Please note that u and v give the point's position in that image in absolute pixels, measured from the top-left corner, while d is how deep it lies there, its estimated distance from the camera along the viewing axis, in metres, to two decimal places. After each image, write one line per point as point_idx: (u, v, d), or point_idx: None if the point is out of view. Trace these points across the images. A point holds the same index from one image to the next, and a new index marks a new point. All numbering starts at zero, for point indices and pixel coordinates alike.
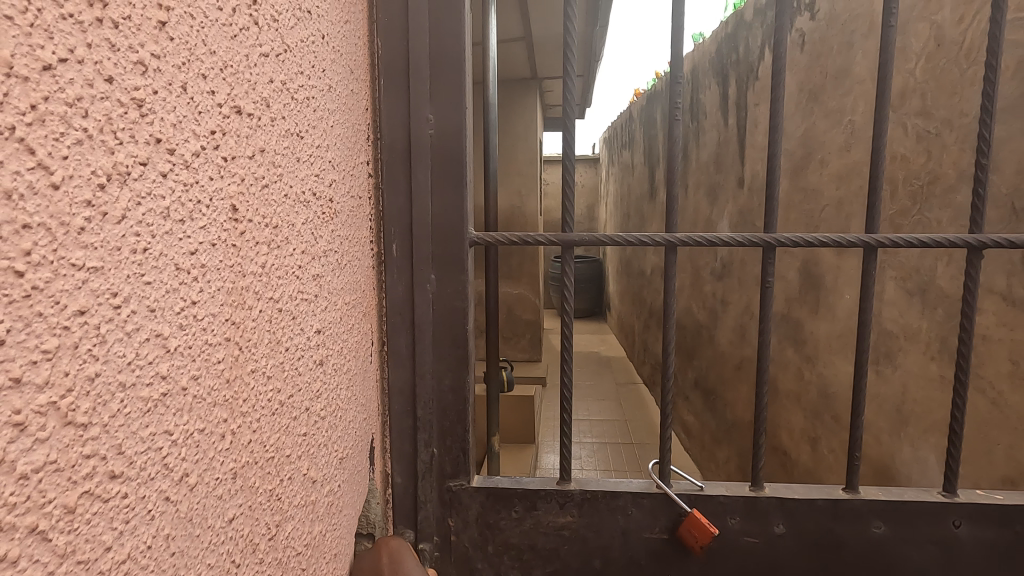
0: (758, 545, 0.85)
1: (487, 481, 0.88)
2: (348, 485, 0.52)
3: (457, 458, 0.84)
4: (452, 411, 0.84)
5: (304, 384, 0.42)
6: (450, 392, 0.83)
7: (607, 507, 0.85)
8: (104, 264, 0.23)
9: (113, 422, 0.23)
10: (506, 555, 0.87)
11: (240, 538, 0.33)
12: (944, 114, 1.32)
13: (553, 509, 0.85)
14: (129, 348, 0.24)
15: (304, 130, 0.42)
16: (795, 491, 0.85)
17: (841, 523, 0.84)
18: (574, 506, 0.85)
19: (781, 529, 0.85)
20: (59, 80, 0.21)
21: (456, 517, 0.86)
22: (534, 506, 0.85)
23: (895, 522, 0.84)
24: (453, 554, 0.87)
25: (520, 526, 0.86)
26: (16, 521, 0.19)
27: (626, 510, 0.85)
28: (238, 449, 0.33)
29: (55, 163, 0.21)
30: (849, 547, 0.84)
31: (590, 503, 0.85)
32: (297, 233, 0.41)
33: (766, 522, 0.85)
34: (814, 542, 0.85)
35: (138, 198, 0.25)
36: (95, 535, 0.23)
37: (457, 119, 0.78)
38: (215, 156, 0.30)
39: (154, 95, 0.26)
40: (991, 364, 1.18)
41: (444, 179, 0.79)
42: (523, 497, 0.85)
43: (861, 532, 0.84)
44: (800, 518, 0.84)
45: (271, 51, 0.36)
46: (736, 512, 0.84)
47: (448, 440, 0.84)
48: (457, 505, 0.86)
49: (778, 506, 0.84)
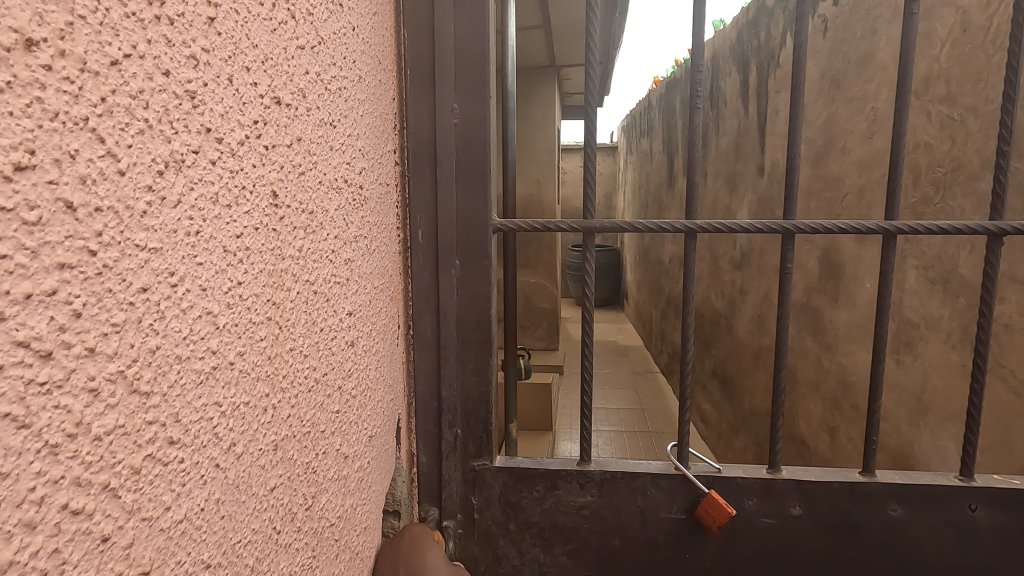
0: (775, 526, 0.86)
1: (509, 461, 0.90)
2: (376, 462, 0.54)
3: (480, 439, 0.86)
4: (475, 393, 0.85)
5: (337, 363, 0.44)
6: (474, 374, 0.85)
7: (627, 488, 0.86)
8: (163, 245, 0.25)
9: (172, 391, 0.25)
10: (527, 533, 0.89)
11: (280, 507, 0.35)
12: (968, 101, 1.30)
13: (574, 489, 0.87)
14: (184, 323, 0.26)
15: (336, 119, 0.43)
16: (812, 474, 0.86)
17: (857, 506, 0.85)
18: (594, 486, 0.87)
19: (798, 511, 0.86)
20: (124, 74, 0.22)
21: (479, 496, 0.88)
22: (555, 486, 0.87)
23: (911, 506, 0.84)
24: (477, 531, 0.89)
25: (542, 505, 0.88)
26: (94, 477, 0.21)
27: (645, 490, 0.86)
28: (278, 423, 0.35)
29: (121, 151, 0.22)
30: (865, 530, 0.85)
31: (609, 483, 0.87)
32: (330, 219, 0.42)
33: (783, 504, 0.86)
34: (830, 524, 0.86)
35: (191, 184, 0.26)
36: (157, 495, 0.24)
37: (481, 108, 0.79)
38: (258, 144, 0.32)
39: (205, 87, 0.27)
40: (1013, 352, 1.18)
41: (467, 168, 0.80)
42: (544, 477, 0.87)
43: (877, 515, 0.85)
44: (816, 501, 0.85)
45: (307, 43, 0.38)
46: (753, 494, 0.85)
47: (471, 421, 0.86)
48: (480, 484, 0.88)
49: (795, 488, 0.85)
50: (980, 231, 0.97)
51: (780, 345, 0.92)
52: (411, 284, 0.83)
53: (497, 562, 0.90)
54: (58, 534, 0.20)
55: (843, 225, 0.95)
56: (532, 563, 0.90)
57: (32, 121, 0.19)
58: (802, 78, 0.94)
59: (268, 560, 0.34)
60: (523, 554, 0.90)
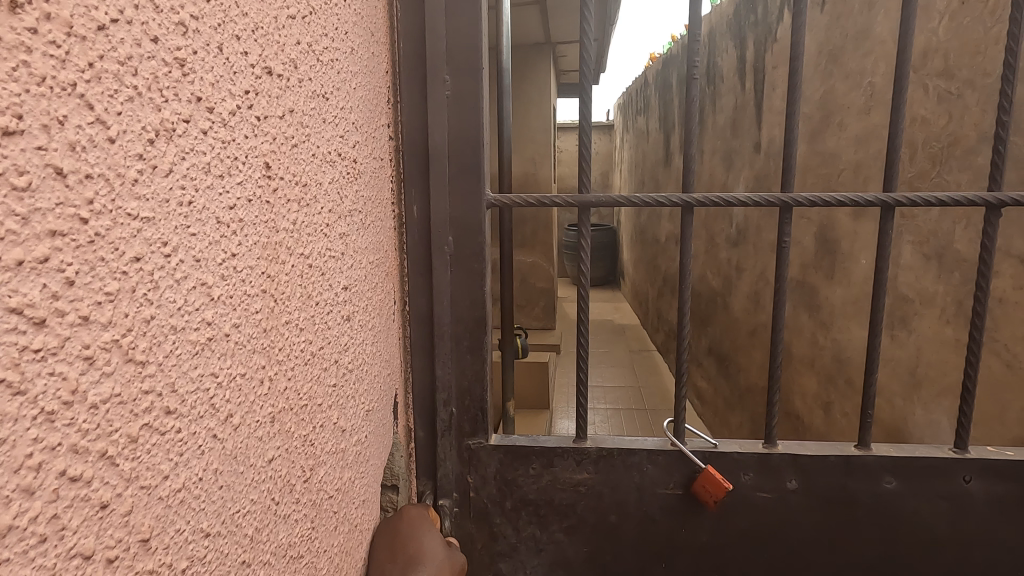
0: (771, 500, 0.87)
1: (504, 440, 0.90)
2: (374, 437, 0.54)
3: (475, 417, 0.87)
4: (470, 371, 0.86)
5: (333, 337, 0.44)
6: (469, 352, 0.85)
7: (623, 464, 0.87)
8: (155, 215, 0.25)
9: (167, 361, 0.25)
10: (524, 511, 0.90)
11: (278, 479, 0.36)
12: (966, 75, 1.29)
13: (570, 467, 0.88)
14: (179, 294, 0.26)
15: (329, 92, 0.43)
16: (808, 449, 0.87)
17: (853, 479, 0.86)
18: (590, 464, 0.88)
19: (794, 485, 0.87)
20: (112, 40, 0.22)
21: (475, 474, 0.89)
22: (552, 463, 0.88)
23: (906, 478, 0.86)
24: (472, 509, 0.90)
25: (538, 482, 0.89)
26: (92, 446, 0.21)
27: (641, 467, 0.87)
28: (275, 396, 0.35)
29: (110, 119, 0.22)
30: (860, 503, 0.86)
31: (606, 461, 0.88)
32: (324, 193, 0.42)
33: (779, 478, 0.87)
34: (825, 498, 0.87)
35: (182, 154, 0.26)
36: (154, 464, 0.25)
37: (473, 82, 0.78)
38: (249, 115, 0.32)
39: (194, 55, 0.27)
40: (1006, 327, 1.19)
41: (460, 144, 0.80)
42: (541, 454, 0.88)
43: (872, 488, 0.86)
44: (812, 475, 0.86)
45: (297, 14, 0.37)
46: (749, 469, 0.86)
47: (466, 400, 0.87)
48: (475, 463, 0.89)
49: (790, 463, 0.86)
50: (977, 204, 0.97)
51: (776, 321, 0.92)
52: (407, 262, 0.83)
53: (492, 540, 0.91)
54: (56, 501, 0.20)
55: (840, 199, 0.95)
56: (529, 540, 0.91)
57: (20, 85, 0.19)
58: (800, 52, 0.94)
59: (267, 530, 0.34)
60: (520, 531, 0.91)
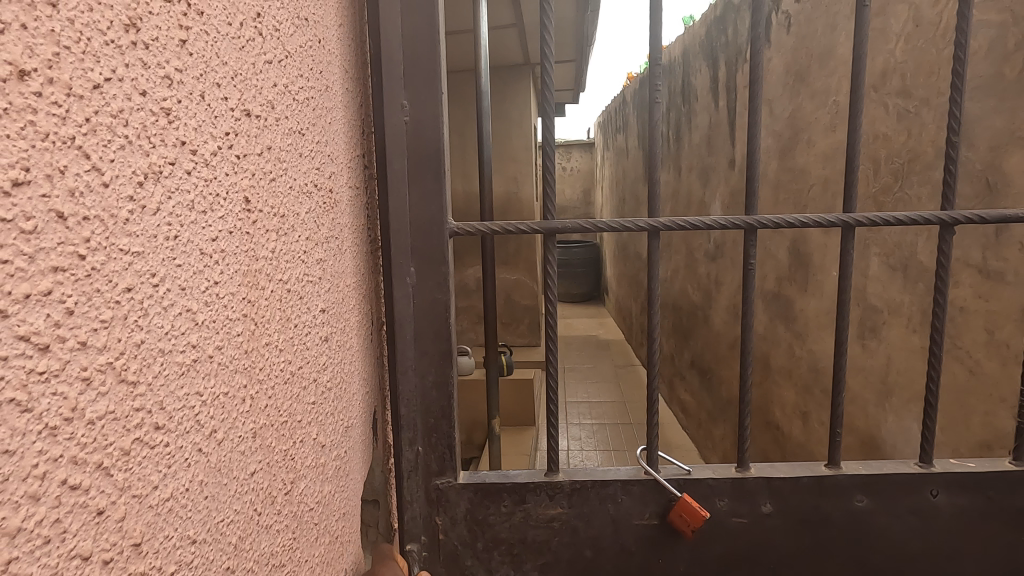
0: (746, 524, 0.90)
1: (473, 477, 0.90)
2: (354, 453, 0.56)
3: (443, 456, 0.87)
4: (436, 407, 0.86)
5: (312, 357, 0.47)
6: (434, 387, 0.85)
7: (598, 496, 0.89)
8: (145, 250, 0.27)
9: (156, 382, 0.28)
10: (496, 551, 0.90)
11: (260, 491, 0.38)
12: (922, 94, 1.35)
13: (543, 502, 0.89)
14: (166, 320, 0.29)
15: (306, 128, 0.46)
16: (780, 470, 0.90)
17: (826, 499, 0.89)
18: (563, 498, 0.89)
19: (768, 508, 0.89)
20: (106, 96, 0.25)
21: (443, 516, 0.88)
22: (524, 500, 0.88)
23: (876, 495, 0.89)
24: (442, 550, 0.89)
25: (510, 519, 0.89)
26: (92, 453, 0.24)
27: (616, 498, 0.89)
28: (257, 413, 0.38)
29: (105, 165, 0.25)
30: (832, 521, 0.90)
31: (579, 493, 0.89)
32: (301, 222, 0.45)
33: (754, 502, 0.89)
34: (800, 518, 0.90)
35: (169, 193, 0.29)
36: (145, 475, 0.27)
37: (431, 107, 0.80)
38: (230, 155, 0.35)
39: (179, 104, 0.30)
40: (968, 334, 1.23)
41: (420, 169, 0.81)
42: (513, 491, 0.88)
43: (845, 506, 0.90)
44: (785, 496, 0.89)
45: (274, 59, 0.40)
46: (724, 494, 0.89)
47: (432, 438, 0.86)
48: (445, 504, 0.88)
49: (763, 485, 0.89)
50: (933, 221, 1.01)
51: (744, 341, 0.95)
52: (381, 290, 0.86)
53: None
54: (60, 502, 0.22)
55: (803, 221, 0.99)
56: None
57: (27, 141, 0.21)
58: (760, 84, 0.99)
59: (250, 540, 0.36)
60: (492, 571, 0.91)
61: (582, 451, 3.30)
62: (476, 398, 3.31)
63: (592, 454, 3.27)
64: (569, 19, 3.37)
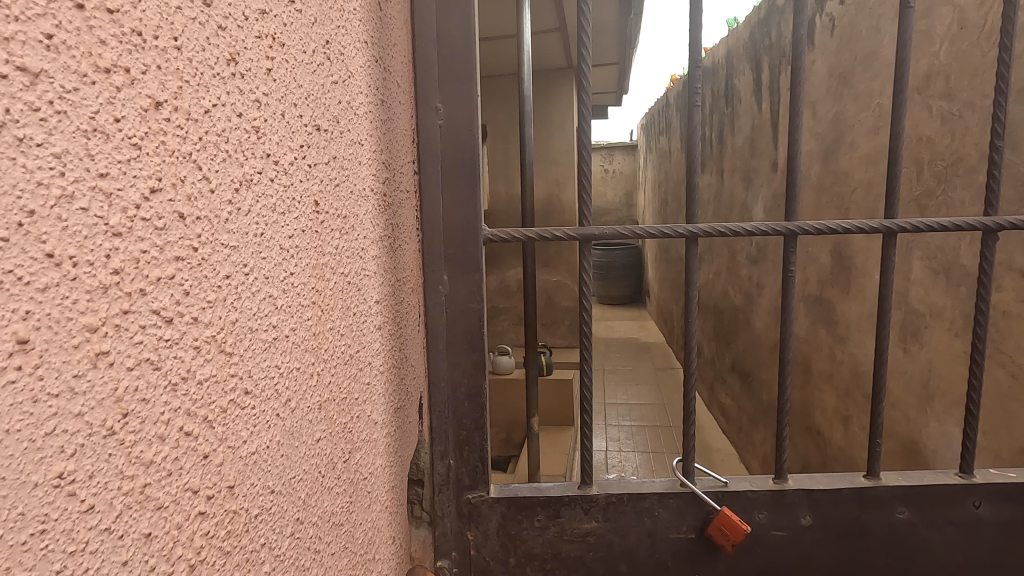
0: (786, 537, 0.92)
1: (505, 490, 0.93)
2: (402, 433, 0.62)
3: (475, 468, 0.89)
4: (468, 418, 0.89)
5: (368, 342, 0.52)
6: (466, 397, 0.88)
7: (634, 509, 0.91)
8: (239, 243, 0.33)
9: (246, 354, 0.34)
10: (529, 565, 0.92)
11: (324, 456, 0.44)
12: (966, 96, 1.34)
13: (577, 515, 0.91)
14: (254, 303, 0.34)
15: (364, 139, 0.51)
16: (819, 482, 0.92)
17: (866, 511, 0.91)
18: (598, 512, 0.91)
19: (807, 520, 0.91)
20: (213, 119, 0.31)
21: (476, 531, 0.91)
22: (558, 513, 0.91)
23: (917, 507, 0.91)
24: (473, 566, 0.92)
25: (546, 533, 0.91)
26: (202, 406, 0.30)
27: (652, 511, 0.91)
28: (322, 387, 0.43)
29: (211, 174, 0.31)
30: (873, 533, 0.91)
31: (614, 507, 0.91)
32: (360, 222, 0.50)
33: (793, 515, 0.91)
34: (840, 531, 0.92)
35: (256, 197, 0.35)
36: (237, 430, 0.33)
37: (467, 118, 0.83)
38: (304, 164, 0.40)
39: (265, 122, 0.36)
40: (1011, 339, 1.22)
41: (455, 178, 0.84)
42: (546, 504, 0.91)
43: (886, 519, 0.91)
44: (824, 508, 0.91)
45: (339, 80, 0.46)
46: (763, 507, 0.91)
47: (465, 450, 0.89)
48: (476, 517, 0.91)
49: (804, 497, 0.91)
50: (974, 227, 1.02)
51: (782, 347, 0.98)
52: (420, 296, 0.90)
53: None
54: (179, 442, 0.28)
55: (839, 227, 1.01)
56: None
57: (159, 157, 0.27)
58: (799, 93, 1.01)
59: (315, 498, 0.42)
60: None
61: (620, 453, 3.32)
62: (515, 398, 3.36)
63: (631, 455, 3.29)
64: (611, 23, 3.41)
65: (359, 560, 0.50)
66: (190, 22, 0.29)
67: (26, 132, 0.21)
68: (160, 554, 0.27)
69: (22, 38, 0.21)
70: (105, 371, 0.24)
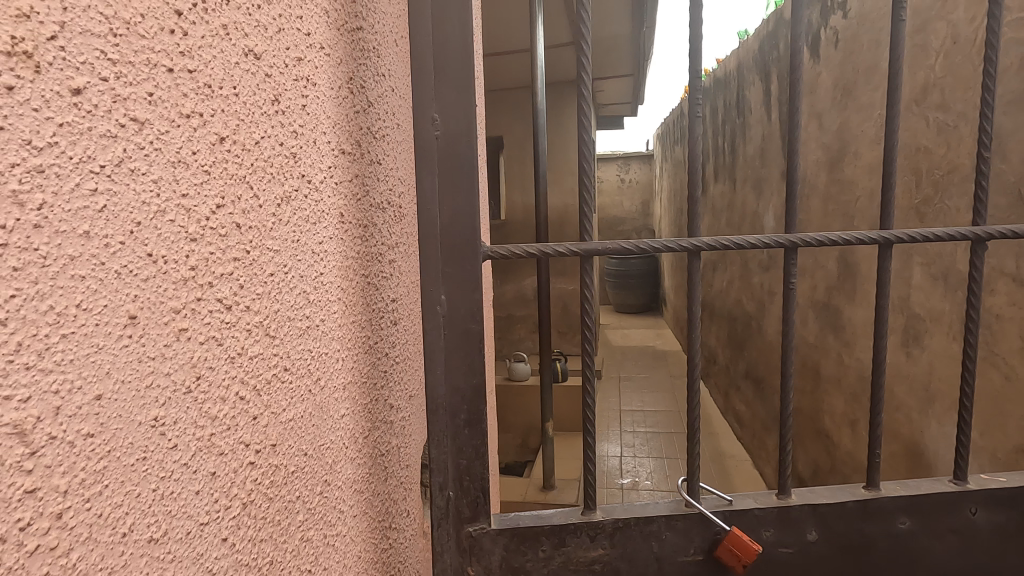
0: (793, 555, 0.84)
1: (502, 520, 0.80)
2: (416, 418, 0.69)
3: (476, 500, 0.76)
4: (469, 448, 0.75)
5: (385, 337, 0.59)
6: (467, 431, 0.74)
7: (641, 534, 0.81)
8: (280, 248, 0.41)
9: (285, 339, 0.41)
10: None
11: (347, 430, 0.51)
12: (960, 108, 1.39)
13: (584, 543, 0.80)
14: (292, 297, 0.42)
15: (381, 158, 0.59)
16: (823, 495, 0.86)
17: (870, 523, 0.85)
18: (605, 538, 0.80)
19: (814, 537, 0.84)
20: (261, 149, 0.38)
21: (477, 565, 0.77)
22: (563, 542, 0.79)
23: (917, 517, 0.86)
24: None
25: (548, 566, 0.79)
26: (253, 378, 0.38)
27: (660, 535, 0.81)
28: (346, 371, 0.51)
29: (260, 192, 0.38)
30: (878, 547, 0.85)
31: (622, 532, 0.80)
32: (378, 231, 0.58)
33: (799, 531, 0.84)
34: (844, 546, 0.85)
35: (294, 211, 0.42)
36: (279, 400, 0.40)
37: (463, 112, 0.68)
38: (332, 182, 0.48)
39: (301, 149, 0.43)
40: (1004, 341, 1.27)
41: (453, 181, 0.69)
42: (550, 533, 0.79)
43: (888, 530, 0.86)
44: (830, 522, 0.85)
45: (361, 109, 0.54)
46: (770, 524, 0.83)
47: (466, 482, 0.75)
48: (476, 552, 0.77)
49: (810, 512, 0.84)
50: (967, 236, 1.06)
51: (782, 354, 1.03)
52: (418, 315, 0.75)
53: None
54: (236, 404, 0.36)
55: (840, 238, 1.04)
56: None
57: (223, 179, 0.35)
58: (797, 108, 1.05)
59: (340, 465, 0.49)
60: None
61: (635, 458, 3.37)
62: (531, 403, 3.42)
63: (646, 460, 3.34)
64: (623, 36, 3.49)
65: (378, 524, 0.57)
66: (245, 74, 0.37)
67: (133, 165, 0.28)
68: (219, 490, 0.34)
69: (133, 97, 0.28)
70: (184, 343, 0.32)
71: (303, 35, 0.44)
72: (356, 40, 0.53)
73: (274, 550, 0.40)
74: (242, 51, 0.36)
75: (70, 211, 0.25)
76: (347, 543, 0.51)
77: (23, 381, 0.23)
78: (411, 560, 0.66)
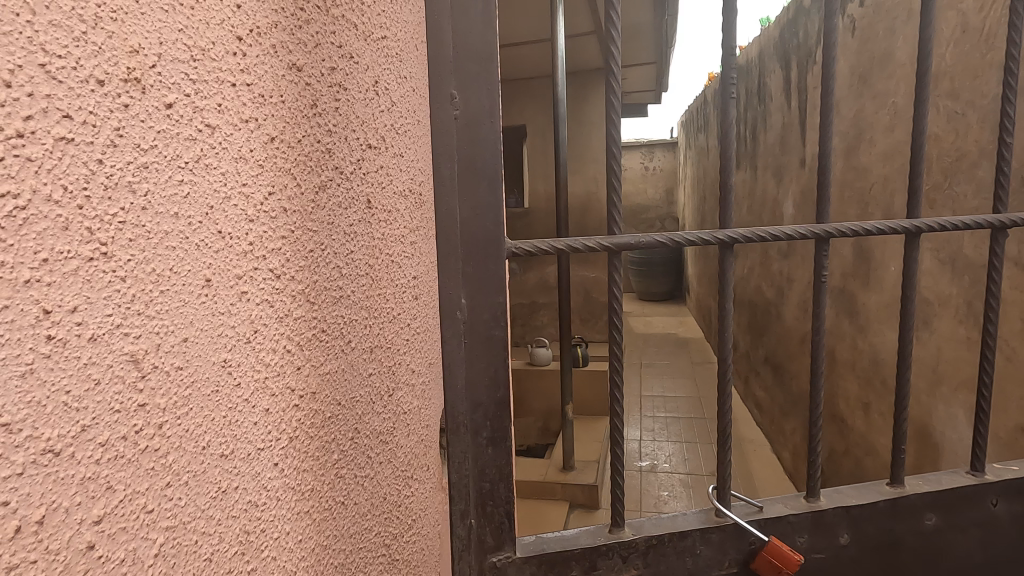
0: (825, 560, 0.85)
1: (532, 548, 0.76)
2: (435, 384, 0.77)
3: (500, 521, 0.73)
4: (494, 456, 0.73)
5: (405, 311, 0.66)
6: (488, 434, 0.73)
7: (676, 552, 0.79)
8: (318, 229, 0.48)
9: (323, 305, 0.49)
10: None
11: (374, 387, 0.59)
12: (969, 95, 1.42)
13: (616, 565, 0.78)
14: (329, 270, 0.50)
15: (404, 152, 0.66)
16: (851, 496, 0.87)
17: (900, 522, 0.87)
18: (638, 558, 0.78)
19: (846, 540, 0.86)
20: (303, 146, 0.46)
21: None
22: (594, 566, 0.77)
23: (942, 512, 0.88)
24: None
25: None
26: (297, 335, 0.46)
27: (694, 551, 0.80)
28: (373, 336, 0.58)
29: (303, 182, 0.46)
30: (907, 546, 0.87)
31: (656, 552, 0.79)
32: (400, 216, 0.65)
33: (831, 536, 0.85)
34: (876, 547, 0.87)
35: (329, 197, 0.50)
36: (318, 355, 0.48)
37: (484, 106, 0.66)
38: (360, 171, 0.55)
39: (336, 145, 0.51)
40: (1006, 324, 1.30)
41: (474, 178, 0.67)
42: (582, 557, 0.77)
43: (915, 527, 0.88)
44: (860, 525, 0.86)
45: (384, 108, 0.61)
46: (804, 532, 0.84)
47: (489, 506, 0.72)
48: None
49: (843, 515, 0.85)
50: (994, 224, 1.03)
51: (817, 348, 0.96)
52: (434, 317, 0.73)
53: None
54: (285, 355, 0.44)
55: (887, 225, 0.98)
56: None
57: (274, 172, 0.43)
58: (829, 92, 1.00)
59: (367, 417, 0.57)
60: None
61: (654, 442, 3.43)
62: (552, 387, 3.50)
63: (666, 444, 3.39)
64: (645, 24, 3.51)
65: (400, 473, 0.65)
66: (290, 84, 0.45)
67: (208, 161, 0.36)
68: (272, 422, 0.43)
69: (207, 108, 0.36)
70: (245, 302, 0.40)
71: (336, 48, 0.51)
72: (381, 47, 0.60)
73: (315, 479, 0.48)
74: (287, 65, 0.44)
75: (165, 197, 0.33)
76: (373, 484, 0.59)
77: (139, 324, 0.31)
78: (431, 509, 0.75)
